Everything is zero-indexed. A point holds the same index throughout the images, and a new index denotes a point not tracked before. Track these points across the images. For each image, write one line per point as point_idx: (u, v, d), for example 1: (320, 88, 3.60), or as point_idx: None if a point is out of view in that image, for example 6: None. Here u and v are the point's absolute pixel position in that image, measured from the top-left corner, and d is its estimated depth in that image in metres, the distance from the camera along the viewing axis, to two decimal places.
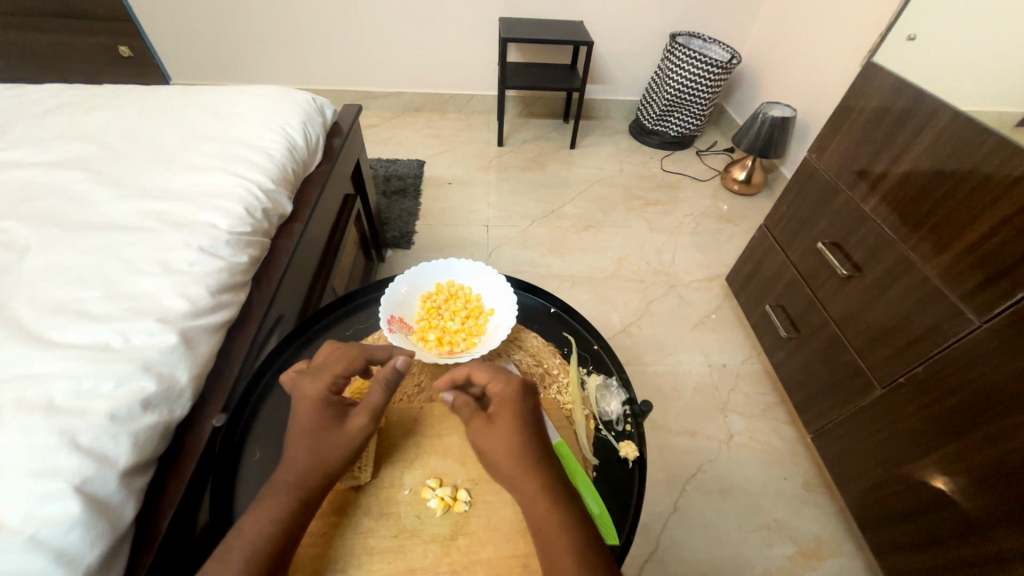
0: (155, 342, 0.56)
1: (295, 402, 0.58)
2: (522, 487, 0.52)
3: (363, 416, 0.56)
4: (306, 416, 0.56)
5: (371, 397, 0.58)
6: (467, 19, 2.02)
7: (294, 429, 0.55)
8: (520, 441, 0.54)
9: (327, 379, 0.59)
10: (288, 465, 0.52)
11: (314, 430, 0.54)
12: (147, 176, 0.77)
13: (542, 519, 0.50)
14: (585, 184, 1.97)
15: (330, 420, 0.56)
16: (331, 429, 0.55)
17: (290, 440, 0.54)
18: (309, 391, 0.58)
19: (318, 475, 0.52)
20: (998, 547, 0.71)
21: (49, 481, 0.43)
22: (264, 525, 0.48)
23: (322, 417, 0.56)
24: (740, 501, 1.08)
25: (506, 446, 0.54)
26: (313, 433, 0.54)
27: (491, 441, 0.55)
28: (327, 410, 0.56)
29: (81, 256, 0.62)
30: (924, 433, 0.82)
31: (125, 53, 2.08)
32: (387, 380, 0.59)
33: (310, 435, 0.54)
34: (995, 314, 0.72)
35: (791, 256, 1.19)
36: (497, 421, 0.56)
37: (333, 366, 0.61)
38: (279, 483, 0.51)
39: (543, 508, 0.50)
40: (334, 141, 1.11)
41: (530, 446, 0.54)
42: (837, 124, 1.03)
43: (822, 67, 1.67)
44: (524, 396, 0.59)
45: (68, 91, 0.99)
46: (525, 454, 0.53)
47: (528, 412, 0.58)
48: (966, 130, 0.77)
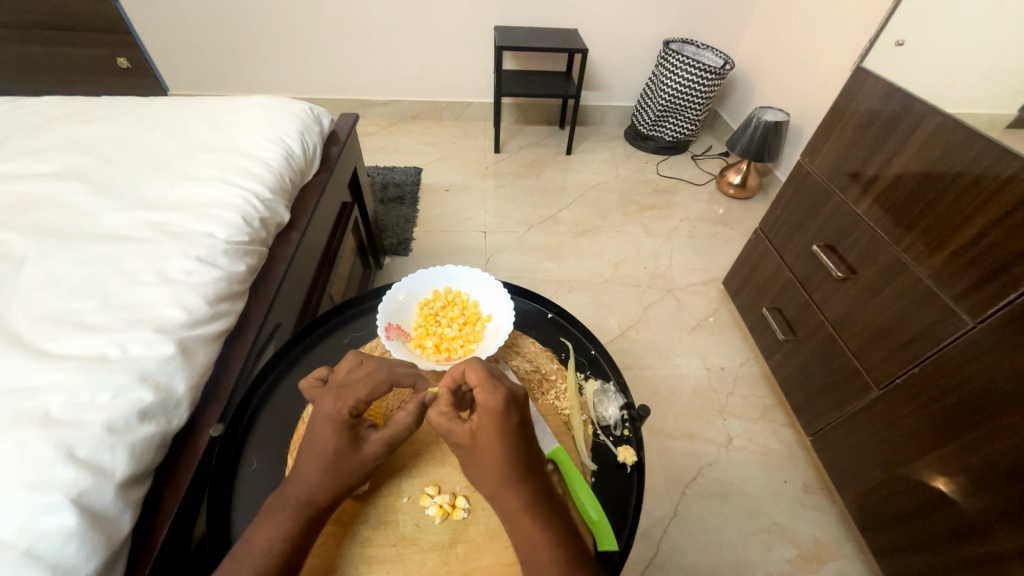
0: (152, 352, 0.56)
1: (313, 421, 0.55)
2: (502, 501, 0.53)
3: (380, 445, 0.55)
4: (324, 439, 0.53)
5: (395, 428, 0.56)
6: (463, 28, 2.04)
7: (311, 452, 0.53)
8: (500, 461, 0.52)
9: (351, 402, 0.55)
10: (298, 484, 0.52)
11: (333, 456, 0.53)
12: (146, 186, 0.77)
13: (523, 534, 0.51)
14: (582, 189, 1.98)
15: (347, 444, 0.54)
16: (347, 455, 0.53)
17: (307, 462, 0.52)
18: (330, 408, 0.55)
19: (323, 493, 0.52)
20: (998, 546, 0.71)
21: (45, 494, 0.43)
22: (271, 542, 0.48)
23: (340, 443, 0.53)
24: (740, 504, 1.08)
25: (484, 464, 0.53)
26: (329, 458, 0.53)
27: (472, 456, 0.54)
28: (347, 435, 0.54)
29: (79, 267, 0.62)
30: (921, 434, 0.83)
31: (122, 64, 2.09)
32: (416, 416, 0.57)
33: (327, 459, 0.52)
34: (987, 315, 0.73)
35: (786, 259, 1.20)
36: (476, 441, 0.53)
37: (357, 389, 0.56)
38: (287, 501, 0.51)
39: (526, 526, 0.51)
40: (331, 150, 1.11)
41: (511, 466, 0.52)
42: (828, 128, 1.05)
43: (814, 72, 1.69)
44: (510, 407, 0.54)
45: (67, 103, 1.00)
46: (505, 474, 0.52)
47: (511, 426, 0.54)
48: (955, 133, 0.78)
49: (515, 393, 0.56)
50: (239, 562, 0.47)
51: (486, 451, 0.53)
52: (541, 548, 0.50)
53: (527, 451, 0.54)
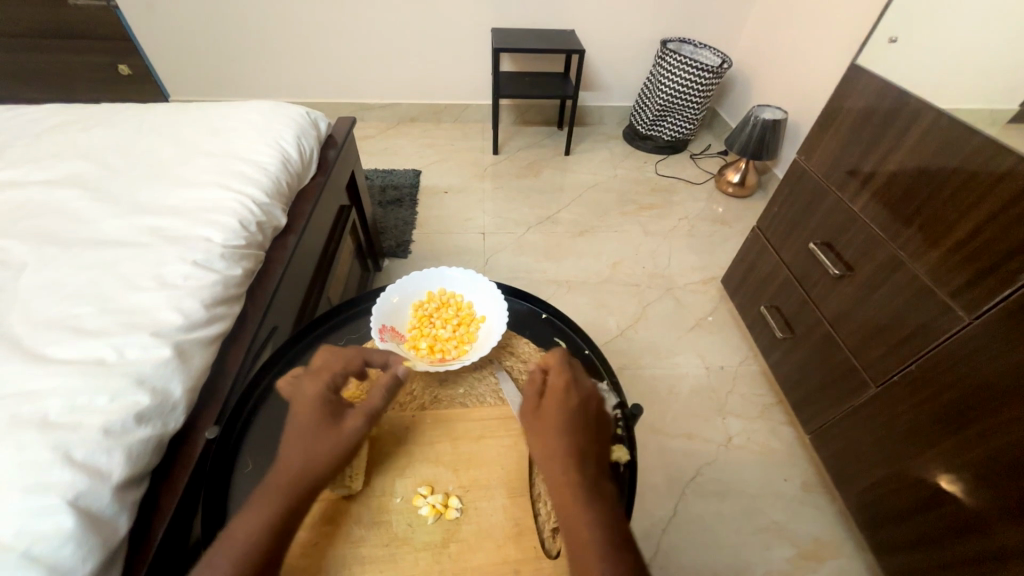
0: (150, 356, 0.57)
1: (296, 399, 0.59)
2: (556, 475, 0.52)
3: (359, 416, 0.57)
4: (305, 417, 0.56)
5: (372, 400, 0.59)
6: (460, 30, 2.05)
7: (295, 432, 0.55)
8: (565, 437, 0.54)
9: (326, 379, 0.60)
10: (285, 462, 0.53)
11: (315, 428, 0.55)
12: (143, 192, 0.78)
13: (574, 518, 0.48)
14: (581, 189, 1.98)
15: (327, 418, 0.56)
16: (326, 429, 0.55)
17: (291, 440, 0.55)
18: (311, 389, 0.59)
19: (311, 469, 0.53)
20: (997, 543, 0.71)
21: (43, 496, 0.44)
22: (264, 519, 0.49)
23: (322, 417, 0.56)
24: (739, 503, 1.08)
25: (551, 438, 0.55)
26: (310, 433, 0.55)
27: (536, 431, 0.57)
28: (327, 411, 0.57)
29: (77, 273, 0.63)
30: (919, 430, 0.83)
31: (123, 71, 2.11)
32: (388, 387, 0.61)
33: (307, 435, 0.55)
34: (984, 310, 0.72)
35: (783, 257, 1.20)
36: (545, 414, 0.57)
37: (330, 368, 0.61)
38: (275, 480, 0.52)
39: (580, 512, 0.48)
40: (329, 153, 1.12)
41: (574, 444, 0.54)
42: (823, 126, 1.05)
43: (812, 70, 1.68)
44: (583, 394, 0.59)
45: (68, 111, 1.01)
46: (571, 450, 0.53)
47: (575, 408, 0.57)
48: (950, 129, 0.78)
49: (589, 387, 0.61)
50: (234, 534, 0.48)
51: (554, 426, 0.55)
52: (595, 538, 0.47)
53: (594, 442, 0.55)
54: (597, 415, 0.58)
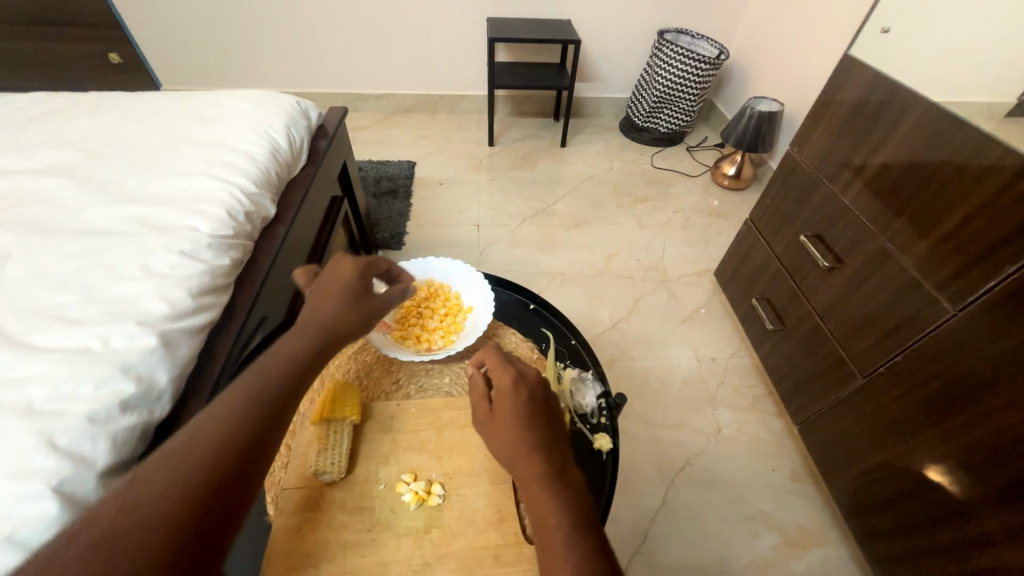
0: (135, 345, 0.57)
1: (329, 273, 0.65)
2: (519, 472, 0.50)
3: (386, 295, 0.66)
4: (335, 289, 0.63)
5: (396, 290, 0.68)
6: (455, 20, 2.02)
7: (324, 299, 0.62)
8: (519, 432, 0.53)
9: (364, 262, 0.67)
10: (314, 315, 0.60)
11: (350, 294, 0.63)
12: (130, 181, 0.77)
13: (539, 514, 0.46)
14: (576, 181, 1.98)
15: (359, 289, 0.64)
16: (354, 302, 0.63)
17: (326, 298, 0.62)
18: (347, 268, 0.65)
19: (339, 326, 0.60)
20: (978, 530, 0.72)
21: (27, 482, 0.44)
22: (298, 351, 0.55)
23: (355, 286, 0.64)
24: (728, 492, 1.09)
25: (506, 440, 0.53)
26: (341, 301, 0.62)
27: (492, 433, 0.55)
28: (361, 285, 0.65)
29: (63, 261, 0.63)
30: (904, 420, 0.83)
31: (114, 60, 2.09)
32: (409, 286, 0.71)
33: (338, 302, 0.62)
34: (970, 301, 0.73)
35: (775, 249, 1.20)
36: (498, 413, 0.55)
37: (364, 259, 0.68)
38: (306, 327, 0.58)
39: (543, 504, 0.47)
40: (320, 143, 1.11)
41: (528, 437, 0.52)
42: (816, 117, 1.04)
43: (810, 61, 1.67)
44: (530, 385, 0.57)
45: (55, 99, 1.00)
46: (526, 444, 0.51)
47: (525, 400, 0.55)
48: (939, 121, 0.77)
49: (536, 374, 0.59)
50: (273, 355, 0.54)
51: (508, 426, 0.54)
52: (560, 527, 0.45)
53: (551, 431, 0.54)
54: (549, 404, 0.57)
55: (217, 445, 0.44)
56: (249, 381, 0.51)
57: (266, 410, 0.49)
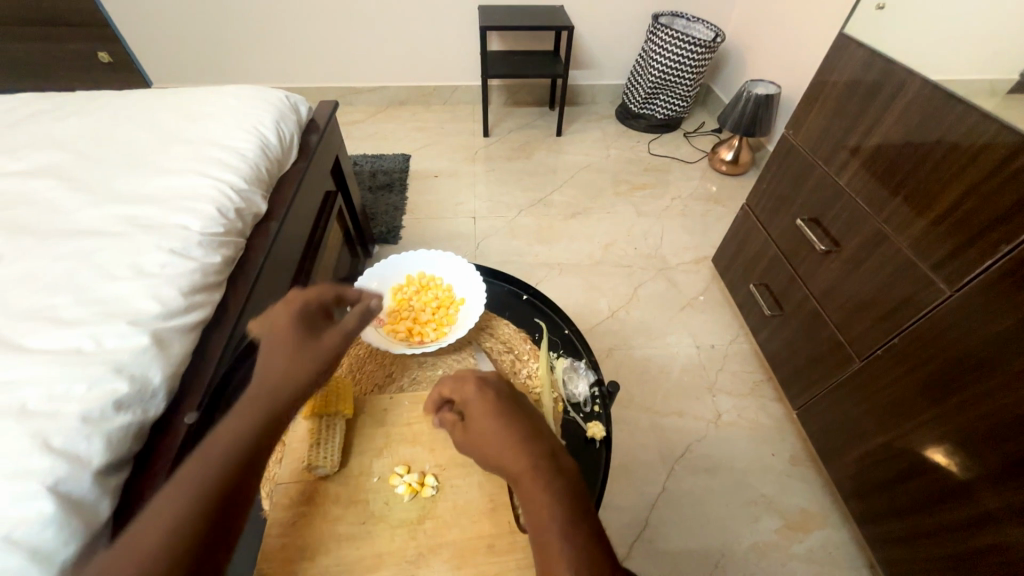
0: (128, 344, 0.57)
1: (272, 321, 0.60)
2: (509, 470, 0.50)
3: (337, 335, 0.60)
4: (280, 335, 0.58)
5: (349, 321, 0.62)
6: (446, 9, 1.99)
7: (270, 352, 0.57)
8: (497, 441, 0.51)
9: (300, 303, 0.62)
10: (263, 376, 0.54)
11: (295, 344, 0.57)
12: (119, 180, 0.77)
13: (536, 513, 0.46)
14: (573, 171, 1.96)
15: (304, 337, 0.59)
16: (303, 346, 0.58)
17: (271, 354, 0.56)
18: (285, 311, 0.60)
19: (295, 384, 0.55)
20: (977, 510, 0.72)
21: (23, 483, 0.44)
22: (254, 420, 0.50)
23: (297, 335, 0.58)
24: (728, 478, 1.09)
25: (488, 454, 0.52)
26: (289, 348, 0.57)
27: (472, 451, 0.53)
28: (303, 330, 0.59)
29: (53, 263, 0.62)
30: (903, 402, 0.83)
31: (105, 59, 2.07)
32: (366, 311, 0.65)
33: (287, 350, 0.57)
34: (966, 282, 0.72)
35: (772, 234, 1.19)
36: (472, 430, 0.53)
37: (307, 295, 0.63)
38: (256, 394, 0.52)
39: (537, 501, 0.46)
40: (310, 138, 1.10)
41: (508, 442, 0.51)
42: (811, 99, 1.03)
43: (807, 41, 1.64)
44: (499, 391, 0.56)
45: (42, 100, 0.99)
46: (511, 443, 0.50)
47: (498, 405, 0.54)
48: (934, 99, 0.76)
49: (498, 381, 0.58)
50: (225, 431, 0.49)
51: (485, 443, 0.52)
52: (552, 524, 0.44)
53: (533, 426, 0.53)
54: (523, 405, 0.56)
55: (166, 549, 0.40)
56: (202, 458, 0.46)
57: (220, 501, 0.44)
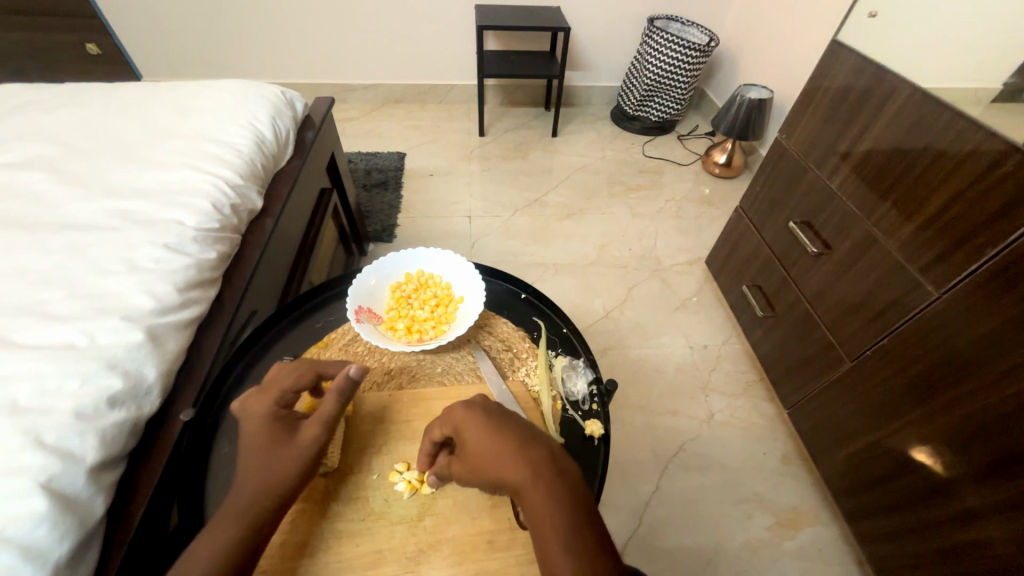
0: (121, 340, 0.56)
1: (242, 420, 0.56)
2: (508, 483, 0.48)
3: (314, 428, 0.54)
4: (254, 435, 0.54)
5: (324, 408, 0.55)
6: (442, 7, 1.99)
7: (247, 452, 0.53)
8: (492, 459, 0.50)
9: (274, 395, 0.57)
10: (239, 492, 0.51)
11: (266, 449, 0.53)
12: (112, 174, 0.76)
13: (539, 525, 0.45)
14: (568, 171, 1.97)
15: (281, 436, 0.54)
16: (281, 445, 0.53)
17: (241, 462, 0.53)
18: (256, 407, 0.56)
19: (272, 493, 0.51)
20: (961, 506, 0.74)
21: (15, 479, 0.43)
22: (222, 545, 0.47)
23: (269, 437, 0.54)
24: (721, 476, 1.11)
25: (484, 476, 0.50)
26: (263, 452, 0.53)
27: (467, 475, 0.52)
28: (279, 429, 0.55)
29: (44, 257, 0.61)
30: (891, 402, 0.85)
31: (93, 51, 2.03)
32: (341, 390, 0.56)
33: (261, 454, 0.53)
34: (953, 284, 0.74)
35: (765, 236, 1.21)
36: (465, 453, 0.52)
37: (281, 381, 0.58)
38: (235, 507, 0.49)
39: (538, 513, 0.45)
40: (306, 134, 1.10)
41: (503, 457, 0.49)
42: (803, 104, 1.04)
43: (799, 47, 1.67)
44: (486, 407, 0.54)
45: (30, 91, 0.97)
46: (505, 456, 0.49)
47: (486, 421, 0.52)
48: (923, 106, 0.78)
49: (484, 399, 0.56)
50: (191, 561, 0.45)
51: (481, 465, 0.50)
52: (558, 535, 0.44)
53: (527, 435, 0.51)
54: (514, 416, 0.54)
55: None
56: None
57: None
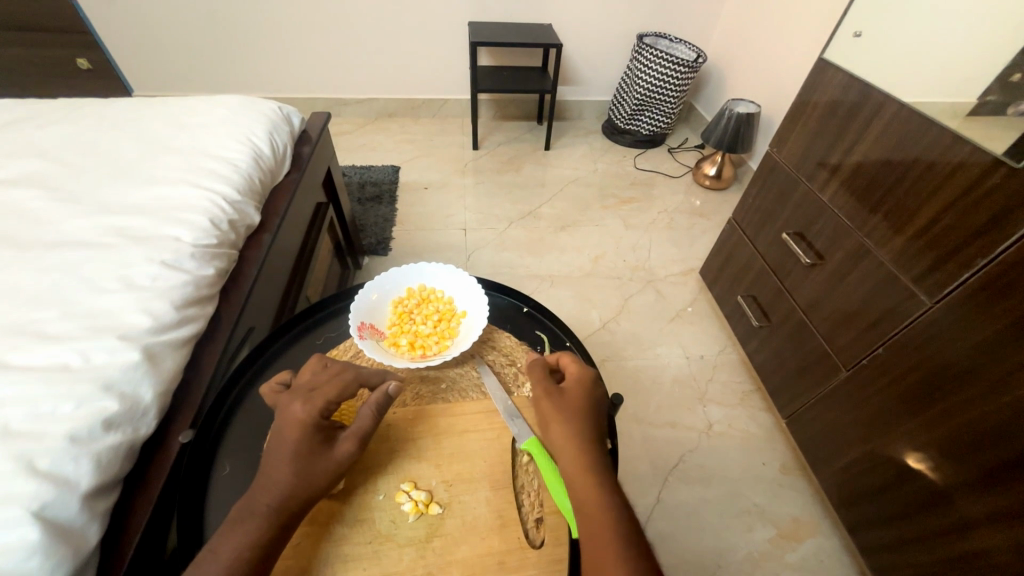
0: (117, 360, 0.55)
1: (279, 423, 0.56)
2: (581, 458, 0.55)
3: (350, 441, 0.56)
4: (290, 441, 0.54)
5: (362, 422, 0.57)
6: (436, 24, 2.02)
7: (279, 455, 0.53)
8: (585, 424, 0.58)
9: (320, 403, 0.57)
10: (264, 493, 0.51)
11: (302, 456, 0.53)
12: (106, 190, 0.74)
13: (596, 504, 0.51)
14: (561, 184, 1.99)
15: (318, 445, 0.55)
16: (319, 454, 0.54)
17: (273, 466, 0.52)
18: (297, 412, 0.56)
19: (300, 496, 0.52)
20: (961, 516, 0.74)
21: (5, 508, 0.42)
22: (239, 553, 0.46)
23: (308, 445, 0.54)
24: (721, 488, 1.10)
25: (572, 419, 0.58)
26: (300, 458, 0.53)
27: (554, 407, 0.60)
28: (318, 438, 0.55)
29: (36, 276, 0.60)
30: (888, 411, 0.86)
31: (83, 64, 2.02)
32: (379, 405, 0.59)
33: (298, 459, 0.53)
34: (946, 293, 0.76)
35: (758, 248, 1.23)
36: (567, 397, 0.60)
37: (325, 390, 0.58)
38: (262, 507, 0.50)
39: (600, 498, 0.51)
40: (303, 149, 1.09)
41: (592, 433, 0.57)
42: (793, 118, 1.07)
43: (785, 63, 1.72)
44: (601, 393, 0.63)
45: (23, 106, 0.96)
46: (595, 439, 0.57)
47: (596, 402, 0.61)
48: (911, 121, 0.80)
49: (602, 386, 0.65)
50: (202, 571, 0.45)
51: (576, 409, 0.59)
52: (608, 527, 0.49)
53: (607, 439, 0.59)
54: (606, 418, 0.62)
55: None
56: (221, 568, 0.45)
57: None
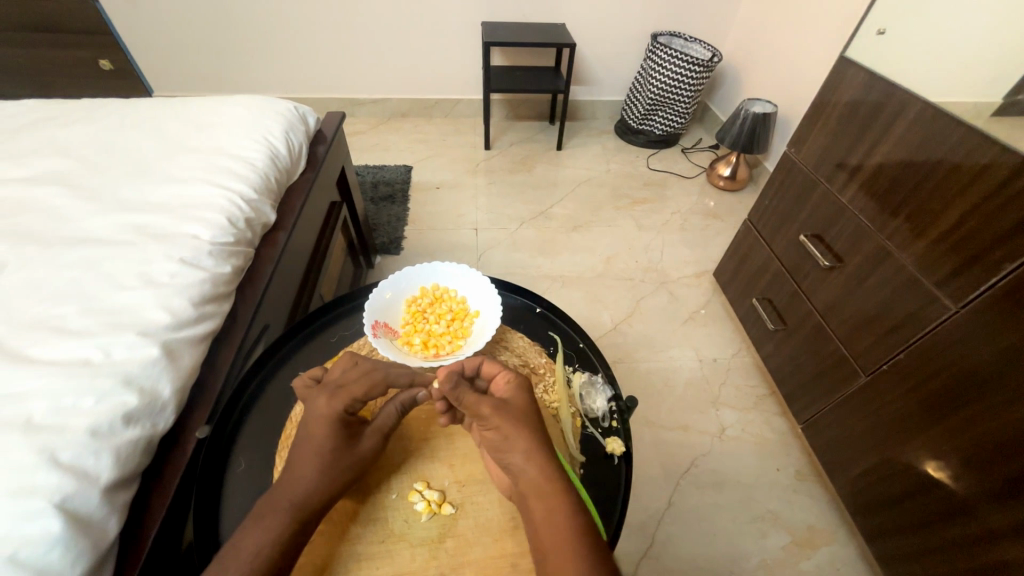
0: (136, 355, 0.55)
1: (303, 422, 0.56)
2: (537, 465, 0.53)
3: (374, 437, 0.58)
4: (318, 437, 0.55)
5: (385, 419, 0.60)
6: (449, 24, 2.02)
7: (306, 451, 0.54)
8: (532, 429, 0.56)
9: (345, 400, 0.58)
10: (285, 489, 0.51)
11: (327, 453, 0.54)
12: (128, 189, 0.76)
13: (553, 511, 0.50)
14: (573, 184, 1.98)
15: (342, 441, 0.56)
16: (344, 451, 0.55)
17: (298, 461, 0.53)
18: (323, 409, 0.57)
19: (320, 493, 0.52)
20: (984, 526, 0.72)
21: (29, 500, 0.43)
22: (259, 548, 0.46)
23: (334, 441, 0.55)
24: (735, 494, 1.09)
25: (520, 426, 0.55)
26: (326, 454, 0.54)
27: (510, 421, 0.56)
28: (342, 434, 0.56)
29: (61, 271, 0.61)
30: (908, 417, 0.83)
31: (106, 66, 2.07)
32: (403, 405, 0.61)
33: (324, 455, 0.54)
34: (970, 298, 0.73)
35: (775, 249, 1.20)
36: (509, 404, 0.58)
37: (352, 388, 0.59)
38: (282, 503, 0.50)
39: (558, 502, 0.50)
40: (318, 148, 1.11)
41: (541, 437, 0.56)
42: (812, 119, 1.05)
43: (803, 62, 1.69)
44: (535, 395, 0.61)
45: (49, 106, 0.99)
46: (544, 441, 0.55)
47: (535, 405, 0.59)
48: (935, 120, 0.78)
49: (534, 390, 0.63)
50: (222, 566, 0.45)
51: (524, 415, 0.57)
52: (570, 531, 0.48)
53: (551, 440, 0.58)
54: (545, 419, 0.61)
55: None
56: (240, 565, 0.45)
57: None
